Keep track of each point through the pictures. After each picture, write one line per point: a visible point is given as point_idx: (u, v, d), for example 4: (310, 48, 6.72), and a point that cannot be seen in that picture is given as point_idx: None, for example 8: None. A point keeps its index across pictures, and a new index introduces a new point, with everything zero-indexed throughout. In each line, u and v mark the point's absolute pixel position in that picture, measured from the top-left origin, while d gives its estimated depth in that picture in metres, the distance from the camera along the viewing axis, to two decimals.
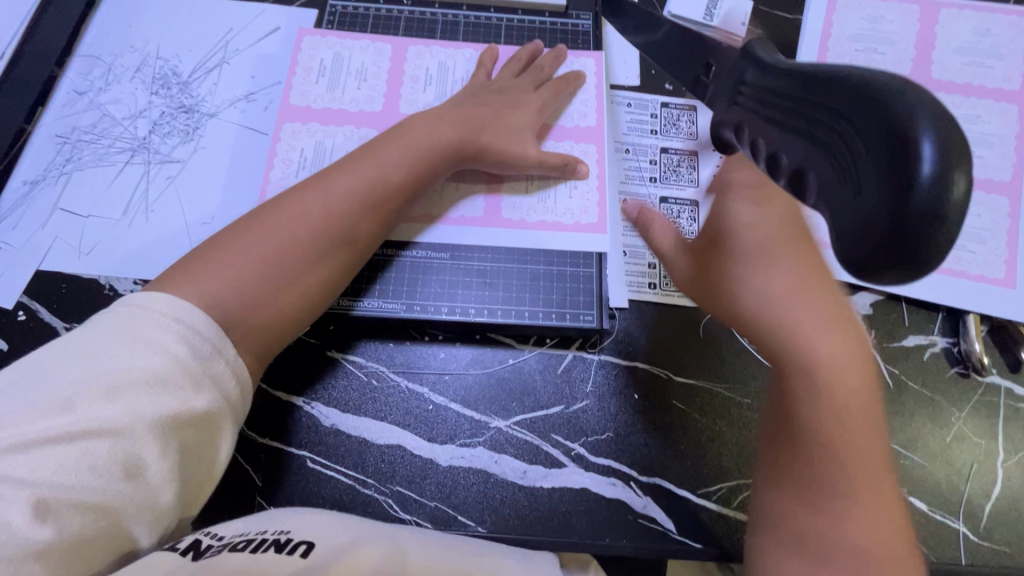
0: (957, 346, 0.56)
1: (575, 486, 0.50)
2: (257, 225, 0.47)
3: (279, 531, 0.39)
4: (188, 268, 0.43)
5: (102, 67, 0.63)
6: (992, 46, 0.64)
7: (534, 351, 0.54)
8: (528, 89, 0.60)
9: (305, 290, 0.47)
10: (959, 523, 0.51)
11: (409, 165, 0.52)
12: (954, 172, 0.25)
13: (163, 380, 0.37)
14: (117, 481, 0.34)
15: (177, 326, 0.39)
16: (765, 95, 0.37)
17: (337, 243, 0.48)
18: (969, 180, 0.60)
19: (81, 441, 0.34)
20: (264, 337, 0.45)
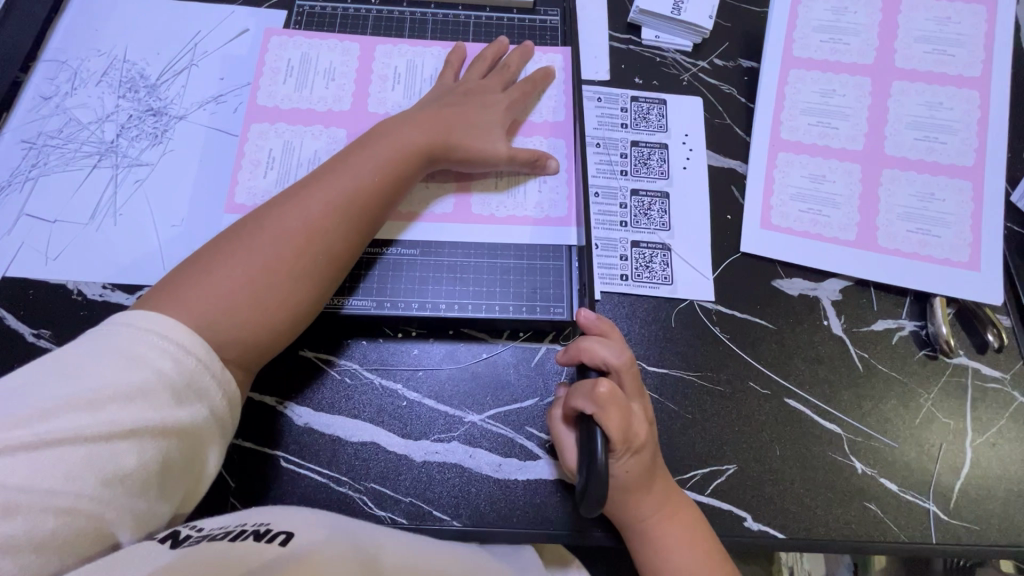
0: (925, 329, 0.57)
1: (549, 478, 0.50)
2: (238, 243, 0.47)
3: (259, 523, 0.39)
4: (173, 290, 0.44)
5: (68, 71, 0.62)
6: (953, 33, 0.65)
7: (507, 345, 0.54)
8: (496, 85, 0.60)
9: (291, 303, 0.47)
10: (930, 502, 0.51)
11: (387, 171, 0.52)
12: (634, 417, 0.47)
13: (148, 394, 0.38)
14: (100, 490, 0.36)
15: (162, 342, 0.40)
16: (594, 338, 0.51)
17: (320, 254, 0.48)
18: (933, 165, 0.61)
19: (65, 448, 0.35)
20: (250, 352, 0.45)
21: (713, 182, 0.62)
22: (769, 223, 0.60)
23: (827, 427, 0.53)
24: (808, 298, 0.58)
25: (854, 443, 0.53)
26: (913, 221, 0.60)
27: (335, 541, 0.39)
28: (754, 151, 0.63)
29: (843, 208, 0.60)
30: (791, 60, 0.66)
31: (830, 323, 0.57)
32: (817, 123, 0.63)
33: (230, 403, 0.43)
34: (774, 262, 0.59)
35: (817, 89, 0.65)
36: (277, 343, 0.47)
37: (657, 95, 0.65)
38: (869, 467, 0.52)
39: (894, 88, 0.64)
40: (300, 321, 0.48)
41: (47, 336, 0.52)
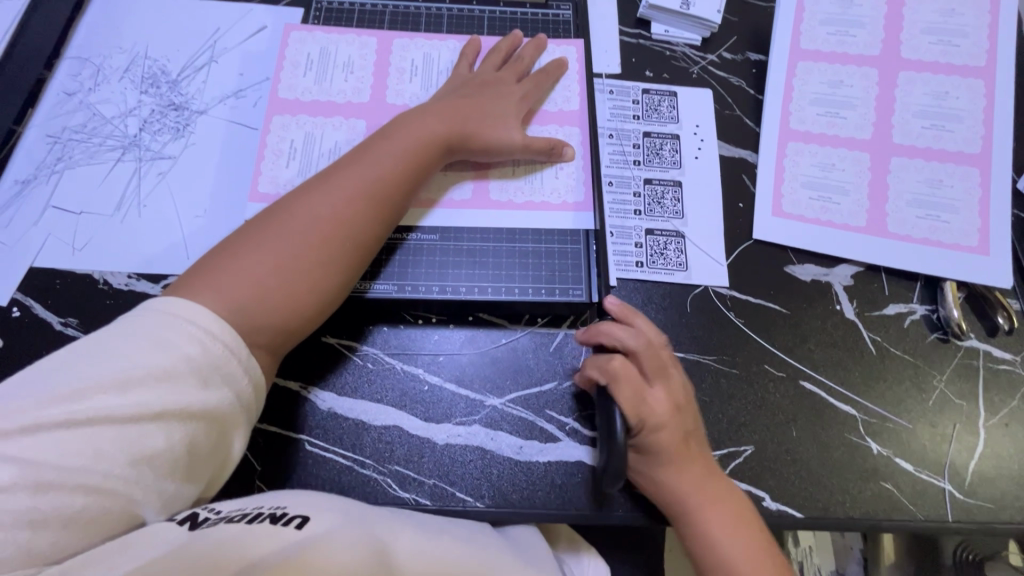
0: (936, 313, 0.58)
1: (570, 459, 0.51)
2: (266, 231, 0.48)
3: (276, 507, 0.40)
4: (204, 275, 0.45)
5: (91, 68, 0.63)
6: (957, 24, 0.66)
7: (526, 330, 0.55)
8: (517, 72, 0.62)
9: (316, 289, 0.48)
10: (945, 482, 0.52)
11: (407, 160, 0.53)
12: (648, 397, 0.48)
13: (176, 378, 0.39)
14: (127, 470, 0.37)
15: (188, 325, 0.41)
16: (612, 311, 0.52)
17: (345, 241, 0.49)
18: (941, 153, 0.62)
19: (97, 428, 0.37)
20: (278, 336, 0.46)
21: (724, 172, 0.63)
22: (780, 210, 0.61)
23: (842, 409, 0.54)
24: (820, 283, 0.59)
25: (869, 424, 0.54)
26: (921, 207, 0.61)
27: (351, 526, 0.39)
28: (765, 141, 0.64)
29: (853, 195, 0.62)
30: (799, 52, 0.67)
31: (843, 307, 0.58)
32: (825, 113, 0.65)
33: (254, 389, 0.43)
34: (785, 248, 0.60)
35: (824, 80, 0.66)
36: (304, 328, 0.47)
37: (668, 87, 0.67)
38: (885, 447, 0.53)
39: (901, 78, 0.65)
40: (324, 306, 0.49)
41: (74, 325, 0.53)
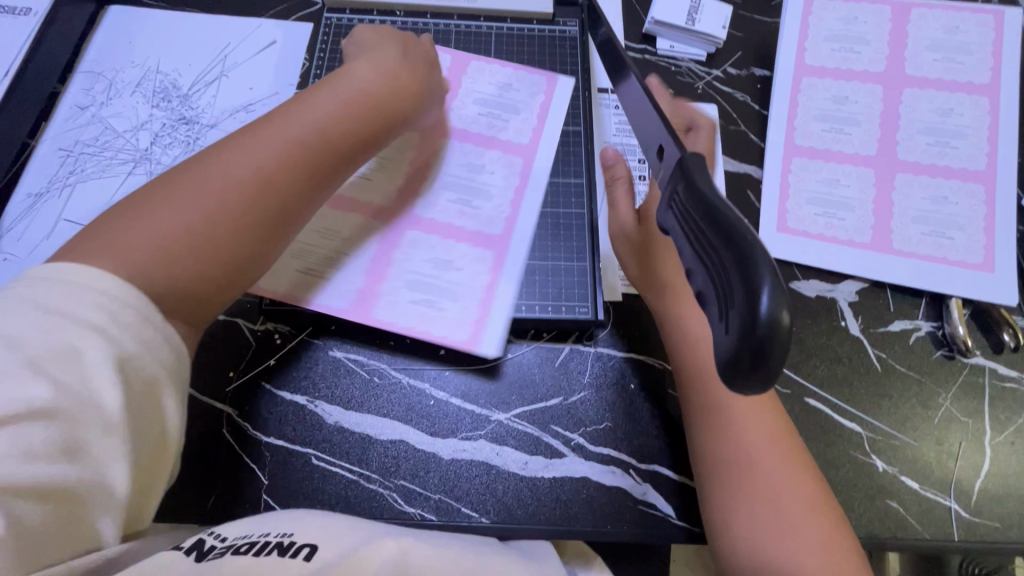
0: (941, 329, 0.58)
1: (574, 475, 0.51)
2: (177, 186, 0.41)
3: (282, 534, 0.39)
4: (104, 233, 0.39)
5: (103, 82, 0.64)
6: (962, 42, 0.67)
7: (531, 345, 0.55)
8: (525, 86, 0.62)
9: (232, 257, 0.42)
10: (951, 501, 0.52)
11: (349, 115, 0.47)
12: (781, 298, 0.22)
13: (87, 350, 0.34)
14: (59, 464, 0.32)
15: (97, 297, 0.36)
16: (684, 216, 0.29)
17: (270, 203, 0.43)
18: (946, 170, 0.62)
19: (14, 425, 0.31)
20: (192, 303, 0.40)
21: (729, 188, 0.63)
22: (785, 226, 0.62)
23: (847, 426, 0.54)
24: (825, 300, 0.59)
25: (874, 442, 0.54)
26: (926, 224, 0.61)
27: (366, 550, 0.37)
28: (770, 156, 0.64)
29: (858, 211, 0.62)
30: (804, 69, 0.67)
31: (848, 324, 0.58)
32: (830, 129, 0.65)
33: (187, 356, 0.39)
34: (790, 264, 0.60)
35: (829, 96, 0.66)
36: (220, 299, 0.42)
37: (674, 102, 0.67)
38: (890, 465, 0.53)
39: (906, 95, 0.65)
40: (246, 273, 0.43)
41: None
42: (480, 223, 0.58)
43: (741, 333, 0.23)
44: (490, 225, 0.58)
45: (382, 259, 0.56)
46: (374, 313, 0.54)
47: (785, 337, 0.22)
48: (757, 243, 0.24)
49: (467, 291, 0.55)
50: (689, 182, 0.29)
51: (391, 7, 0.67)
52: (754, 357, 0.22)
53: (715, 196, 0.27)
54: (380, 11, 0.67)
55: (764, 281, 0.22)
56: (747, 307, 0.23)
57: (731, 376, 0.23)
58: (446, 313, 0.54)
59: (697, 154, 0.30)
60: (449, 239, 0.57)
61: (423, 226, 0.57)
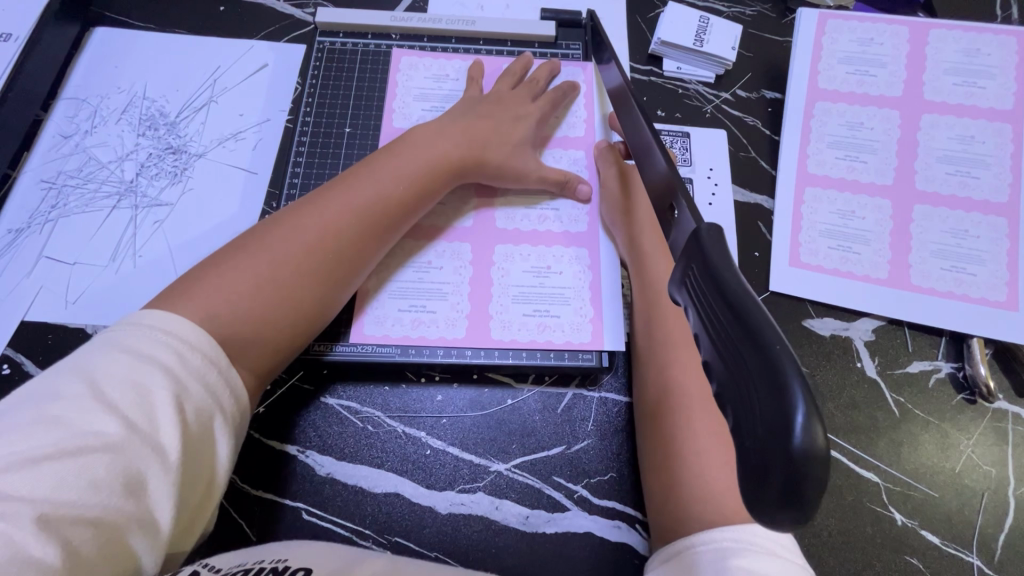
0: (962, 371, 0.56)
1: (578, 531, 0.48)
2: (253, 243, 0.46)
3: (276, 560, 0.38)
4: (186, 284, 0.43)
5: (88, 109, 0.62)
6: (983, 65, 0.64)
7: (533, 390, 0.53)
8: (527, 111, 0.59)
9: (291, 306, 0.45)
10: (974, 556, 0.49)
11: (411, 180, 0.52)
12: (815, 419, 0.20)
13: (160, 391, 0.36)
14: (116, 497, 0.33)
15: (166, 338, 0.38)
16: (699, 301, 0.27)
17: (332, 256, 0.47)
18: (967, 201, 0.60)
19: (83, 457, 0.33)
20: (255, 353, 0.43)
21: (739, 220, 0.61)
22: (798, 260, 0.59)
23: (864, 475, 0.51)
24: (840, 339, 0.56)
25: (892, 493, 0.51)
26: (946, 258, 0.58)
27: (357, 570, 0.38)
28: (782, 186, 0.62)
29: (874, 244, 0.59)
30: (817, 93, 0.65)
31: (864, 365, 0.56)
32: (845, 157, 0.62)
33: (243, 408, 0.41)
34: (804, 301, 0.58)
35: (844, 122, 0.63)
36: (278, 350, 0.45)
37: (681, 128, 0.64)
38: (909, 518, 0.50)
39: (925, 121, 0.62)
40: (304, 325, 0.46)
41: None
42: (567, 223, 0.58)
43: (771, 459, 0.21)
44: (577, 224, 0.58)
45: (484, 278, 0.55)
46: (491, 333, 0.53)
47: (823, 469, 0.20)
48: (788, 353, 0.22)
49: (575, 292, 0.55)
50: (704, 265, 0.27)
51: (387, 29, 0.65)
52: (788, 485, 0.20)
53: (741, 289, 0.25)
54: (375, 34, 0.65)
55: (800, 403, 0.20)
56: (778, 430, 0.21)
57: (758, 501, 0.21)
58: (561, 317, 0.54)
59: (718, 232, 0.28)
60: (551, 248, 0.57)
61: (510, 237, 0.57)
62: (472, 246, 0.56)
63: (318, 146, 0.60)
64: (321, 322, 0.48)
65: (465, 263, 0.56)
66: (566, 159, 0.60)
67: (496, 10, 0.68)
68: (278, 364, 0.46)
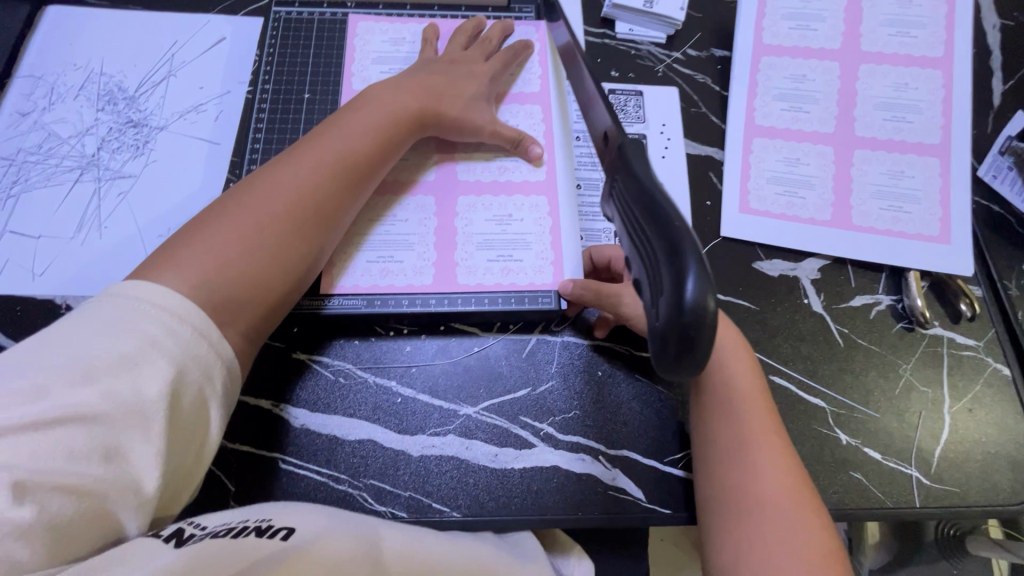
0: (901, 303, 0.59)
1: (544, 465, 0.51)
2: (230, 208, 0.46)
3: (261, 519, 0.38)
4: (167, 254, 0.43)
5: (45, 86, 0.62)
6: (916, 16, 0.67)
7: (498, 337, 0.55)
8: (480, 68, 0.61)
9: (278, 267, 0.46)
10: (912, 469, 0.53)
11: (377, 136, 0.53)
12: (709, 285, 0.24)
13: (142, 365, 0.36)
14: (96, 466, 0.34)
15: (154, 309, 0.38)
16: (622, 201, 0.31)
17: (310, 214, 0.48)
18: (902, 144, 0.63)
19: (64, 427, 0.34)
20: (250, 315, 0.44)
21: (692, 171, 0.63)
22: (747, 207, 0.62)
23: (811, 402, 0.55)
24: (787, 279, 0.60)
25: (838, 416, 0.54)
26: (884, 199, 0.62)
27: (337, 539, 0.38)
28: (730, 137, 0.65)
29: (818, 188, 0.62)
30: (761, 48, 0.67)
31: (810, 301, 0.59)
32: (788, 108, 0.65)
33: (234, 374, 0.41)
34: (753, 245, 0.61)
35: (787, 75, 0.66)
36: (273, 313, 0.47)
37: (633, 86, 0.67)
38: (853, 437, 0.54)
39: (862, 71, 0.66)
40: (290, 286, 0.47)
41: None
42: (526, 173, 0.60)
43: (669, 316, 0.25)
44: (535, 173, 0.60)
45: (449, 228, 0.57)
46: (457, 278, 0.55)
47: (711, 317, 0.24)
48: (686, 230, 0.25)
49: (536, 237, 0.57)
50: (628, 170, 0.31)
51: None
52: (682, 341, 0.24)
53: (650, 183, 0.29)
54: (331, 4, 0.66)
55: (688, 264, 0.24)
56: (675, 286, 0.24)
57: (666, 359, 0.25)
58: (524, 262, 0.56)
59: (639, 146, 0.32)
60: (513, 196, 0.59)
61: (472, 188, 0.59)
62: (436, 199, 0.58)
63: (278, 114, 0.61)
64: (305, 280, 0.49)
65: (430, 215, 0.57)
66: (522, 114, 0.62)
67: None
68: (269, 325, 0.47)
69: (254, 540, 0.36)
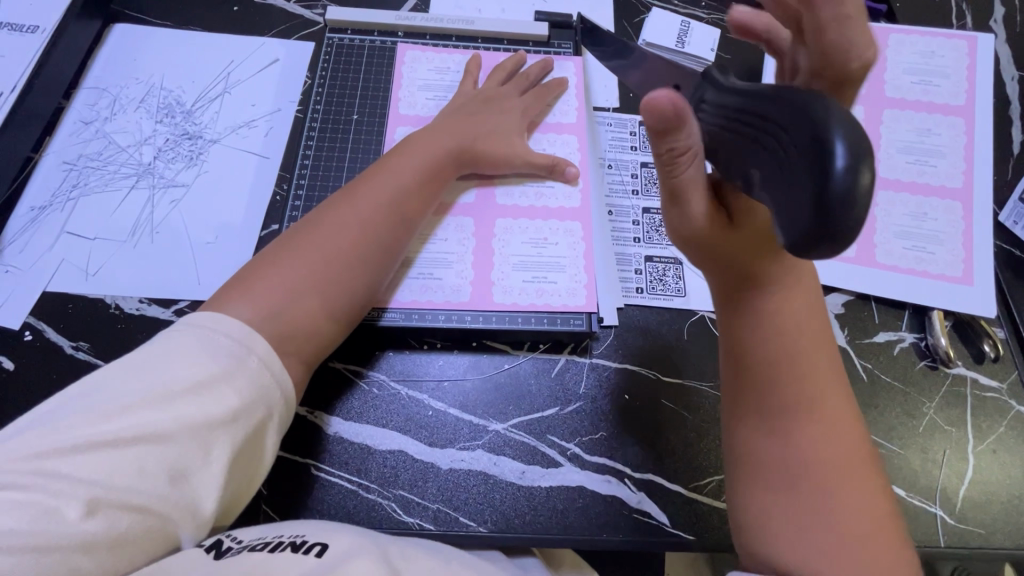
0: (924, 341, 0.60)
1: (570, 485, 0.51)
2: (297, 243, 0.49)
3: (295, 534, 0.39)
4: (239, 287, 0.45)
5: (108, 98, 0.66)
6: (937, 66, 0.70)
7: (528, 356, 0.56)
8: (515, 99, 0.64)
9: (341, 301, 0.49)
10: (936, 508, 0.53)
11: (426, 174, 0.56)
12: (862, 168, 0.27)
13: (213, 392, 0.38)
14: (163, 487, 0.35)
15: (226, 340, 0.40)
16: (717, 111, 0.37)
17: (372, 250, 0.51)
18: (925, 188, 0.65)
19: (137, 447, 0.35)
20: (312, 344, 0.47)
21: None
22: None
23: None
24: None
25: None
26: (908, 239, 0.63)
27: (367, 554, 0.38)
28: None
29: None
30: None
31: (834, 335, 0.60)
32: None
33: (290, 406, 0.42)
34: None
35: None
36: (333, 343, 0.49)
37: None
38: None
39: (886, 116, 0.68)
40: (350, 319, 0.50)
41: (85, 349, 0.54)
42: (562, 199, 0.62)
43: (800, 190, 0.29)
44: (571, 199, 0.62)
45: (486, 248, 0.59)
46: (493, 296, 0.57)
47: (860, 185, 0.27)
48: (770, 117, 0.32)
49: (570, 261, 0.59)
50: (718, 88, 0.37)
51: (392, 28, 0.69)
52: (829, 206, 0.27)
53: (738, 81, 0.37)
54: (381, 32, 0.69)
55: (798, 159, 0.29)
56: (803, 187, 0.28)
57: (802, 227, 0.28)
58: (558, 283, 0.58)
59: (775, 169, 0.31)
60: (548, 221, 0.61)
61: (509, 211, 0.61)
62: (474, 220, 0.60)
63: (327, 133, 0.64)
64: (362, 310, 0.51)
65: (468, 235, 0.60)
66: (559, 142, 0.65)
67: (493, 13, 0.73)
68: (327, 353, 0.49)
69: (291, 553, 0.37)
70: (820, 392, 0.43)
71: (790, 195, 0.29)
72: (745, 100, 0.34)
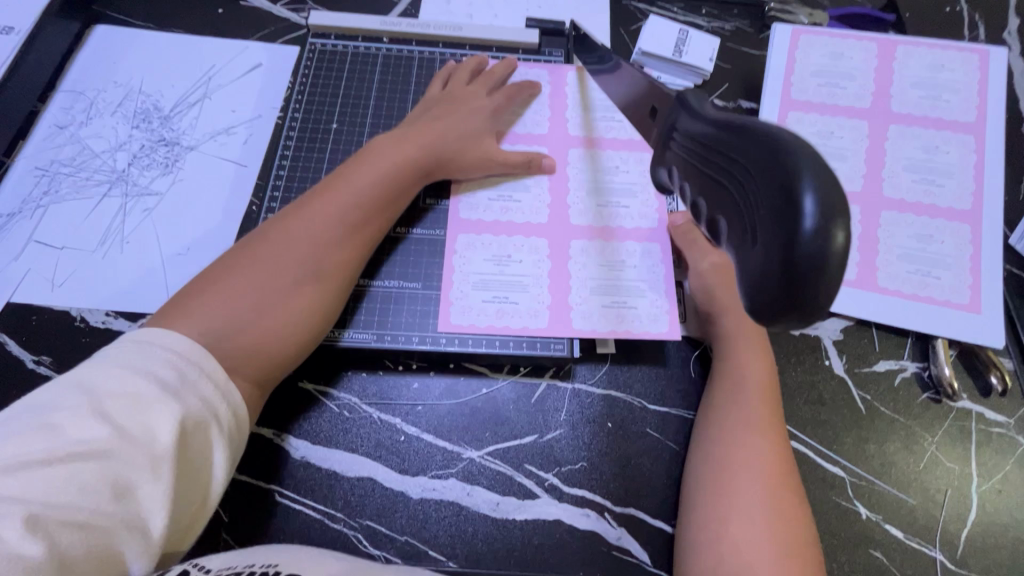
0: (927, 371, 0.57)
1: (547, 518, 0.49)
2: (245, 259, 0.47)
3: (265, 564, 0.36)
4: (182, 305, 0.44)
5: (84, 102, 0.64)
6: (946, 80, 0.67)
7: (507, 380, 0.54)
8: (502, 109, 0.62)
9: (293, 320, 0.46)
10: (936, 551, 0.50)
11: (389, 184, 0.54)
12: (833, 225, 0.25)
13: (158, 401, 0.36)
14: (103, 505, 0.33)
15: (168, 354, 0.39)
16: (687, 142, 0.35)
17: (325, 268, 0.49)
18: (931, 209, 0.62)
19: (75, 464, 0.33)
20: (259, 365, 0.44)
21: None
22: None
23: (830, 470, 0.52)
24: (809, 338, 0.58)
25: (857, 487, 0.52)
26: (913, 262, 0.60)
27: None
28: None
29: None
30: (790, 103, 0.67)
31: (832, 363, 0.57)
32: None
33: (241, 418, 0.41)
34: None
35: (815, 131, 0.65)
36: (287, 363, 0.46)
37: None
38: (873, 512, 0.51)
39: (891, 132, 0.65)
40: (307, 340, 0.48)
41: (47, 363, 0.52)
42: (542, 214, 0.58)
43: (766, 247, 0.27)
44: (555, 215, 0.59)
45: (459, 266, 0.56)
46: (463, 320, 0.54)
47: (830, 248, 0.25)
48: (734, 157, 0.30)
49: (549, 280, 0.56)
50: (690, 115, 0.36)
51: (377, 33, 0.67)
52: (801, 268, 0.25)
53: (713, 111, 0.34)
54: (366, 38, 0.67)
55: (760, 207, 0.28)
56: (767, 256, 0.27)
57: (765, 286, 0.27)
58: (537, 306, 0.55)
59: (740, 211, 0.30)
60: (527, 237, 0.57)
61: (489, 227, 0.58)
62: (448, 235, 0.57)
63: (306, 141, 0.62)
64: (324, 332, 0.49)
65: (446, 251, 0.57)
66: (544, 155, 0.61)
67: (483, 19, 0.70)
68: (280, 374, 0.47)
69: None
70: (763, 423, 0.49)
71: (755, 255, 0.28)
72: (719, 137, 0.32)
